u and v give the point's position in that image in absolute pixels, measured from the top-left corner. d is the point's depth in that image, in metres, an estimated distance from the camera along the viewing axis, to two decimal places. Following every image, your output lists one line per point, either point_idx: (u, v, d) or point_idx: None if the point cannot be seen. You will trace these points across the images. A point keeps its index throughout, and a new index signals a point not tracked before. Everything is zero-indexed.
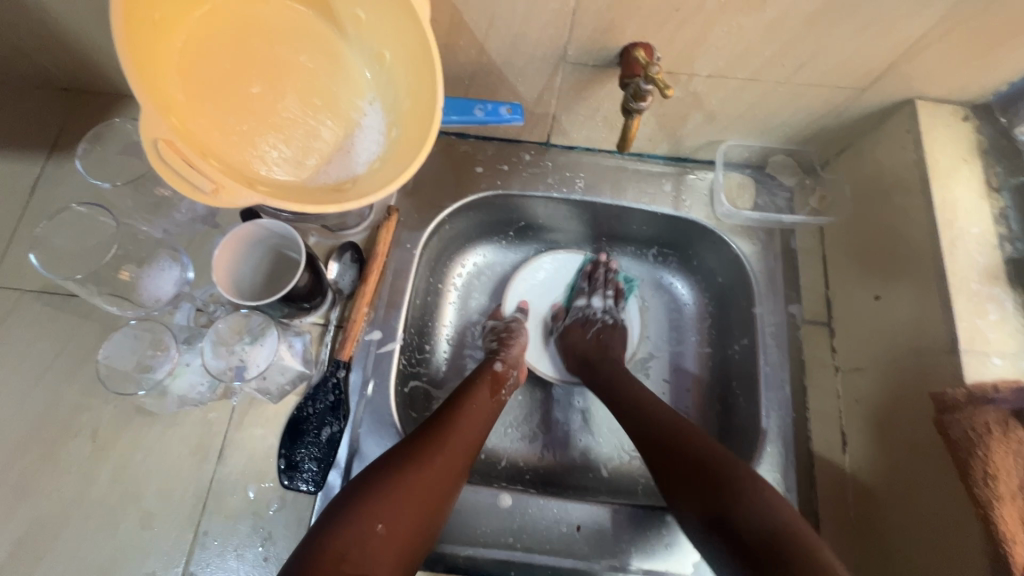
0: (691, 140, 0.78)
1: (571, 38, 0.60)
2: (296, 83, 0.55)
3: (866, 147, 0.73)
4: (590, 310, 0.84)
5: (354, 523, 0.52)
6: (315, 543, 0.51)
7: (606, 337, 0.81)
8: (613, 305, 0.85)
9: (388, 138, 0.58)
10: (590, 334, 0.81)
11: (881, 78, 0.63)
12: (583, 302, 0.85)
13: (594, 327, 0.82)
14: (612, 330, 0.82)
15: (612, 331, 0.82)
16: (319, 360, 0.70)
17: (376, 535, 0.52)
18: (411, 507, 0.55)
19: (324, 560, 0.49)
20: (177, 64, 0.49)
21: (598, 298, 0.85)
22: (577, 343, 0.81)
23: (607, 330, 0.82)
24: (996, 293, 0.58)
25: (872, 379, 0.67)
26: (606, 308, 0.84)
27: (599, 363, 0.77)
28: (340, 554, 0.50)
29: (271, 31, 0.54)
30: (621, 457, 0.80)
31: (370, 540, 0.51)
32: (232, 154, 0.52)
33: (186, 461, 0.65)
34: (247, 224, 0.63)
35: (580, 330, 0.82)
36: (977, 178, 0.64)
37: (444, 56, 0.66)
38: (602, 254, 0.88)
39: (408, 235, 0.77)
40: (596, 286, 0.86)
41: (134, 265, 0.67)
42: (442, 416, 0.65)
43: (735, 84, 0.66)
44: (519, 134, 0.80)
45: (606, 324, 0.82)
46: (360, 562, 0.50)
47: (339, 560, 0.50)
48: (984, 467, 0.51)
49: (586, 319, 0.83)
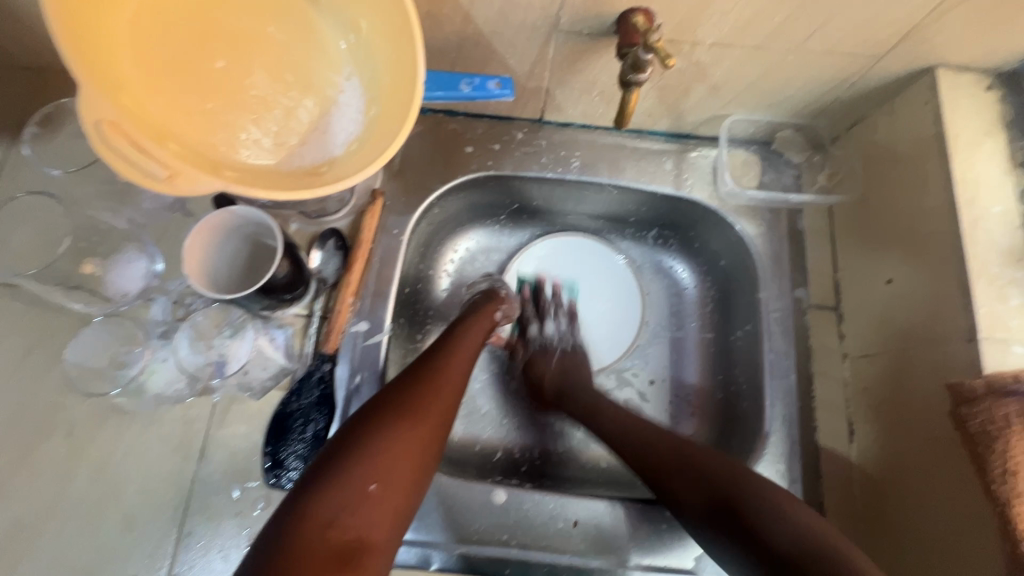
0: (693, 115, 0.73)
1: (563, 4, 0.55)
2: (265, 57, 0.51)
3: (880, 121, 0.69)
4: (546, 337, 0.80)
5: (344, 486, 0.46)
6: (295, 509, 0.45)
7: (572, 362, 0.77)
8: (570, 328, 0.81)
9: (368, 116, 0.53)
10: (553, 362, 0.77)
11: (899, 45, 0.58)
12: (538, 330, 0.80)
13: (554, 354, 0.78)
14: (573, 355, 0.78)
15: (574, 356, 0.78)
16: (302, 354, 0.67)
17: (367, 496, 0.47)
18: (404, 461, 0.50)
19: (308, 527, 0.44)
20: (129, 38, 0.45)
21: (552, 323, 0.81)
22: (543, 376, 0.76)
23: (568, 356, 0.78)
24: (1020, 276, 0.54)
25: (883, 367, 0.64)
26: (560, 333, 0.80)
27: (576, 394, 0.73)
28: (327, 519, 0.45)
29: (235, 0, 0.49)
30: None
31: (361, 502, 0.47)
32: (196, 135, 0.48)
33: (166, 461, 0.62)
34: (218, 212, 0.60)
35: (543, 360, 0.77)
36: (1002, 152, 0.59)
37: (427, 26, 0.61)
38: (541, 274, 0.85)
39: (394, 220, 0.73)
40: (546, 311, 0.82)
41: (99, 258, 0.64)
42: (428, 362, 0.59)
43: (741, 53, 0.61)
44: (511, 111, 0.76)
45: (565, 352, 0.78)
46: (351, 527, 0.45)
47: (327, 525, 0.45)
48: (1003, 463, 0.48)
49: (546, 346, 0.79)
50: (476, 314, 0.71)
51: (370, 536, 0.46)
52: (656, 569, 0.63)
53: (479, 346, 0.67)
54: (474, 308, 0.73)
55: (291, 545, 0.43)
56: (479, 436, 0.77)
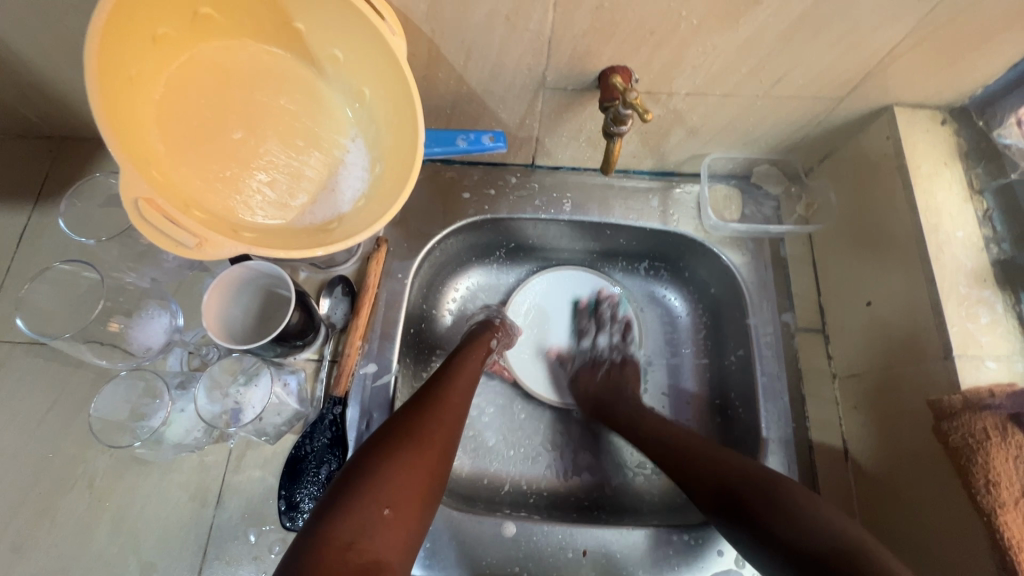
0: (675, 155, 0.79)
1: (548, 64, 0.61)
2: (276, 125, 0.55)
3: (848, 153, 0.74)
4: (599, 349, 0.85)
5: (358, 510, 0.48)
6: (315, 534, 0.47)
7: (617, 375, 0.82)
8: (621, 341, 0.86)
9: (372, 173, 0.58)
10: (600, 374, 0.82)
11: (856, 88, 0.64)
12: (591, 341, 0.86)
13: (602, 367, 0.83)
14: (622, 366, 0.83)
15: (623, 367, 0.83)
16: (314, 399, 0.70)
17: (382, 518, 0.49)
18: (414, 486, 0.52)
19: (329, 549, 0.45)
20: (158, 117, 0.49)
21: (604, 334, 0.86)
22: (586, 386, 0.81)
23: (618, 369, 0.83)
24: (986, 295, 0.59)
25: (870, 386, 0.67)
26: (611, 345, 0.86)
27: (616, 404, 0.77)
28: (346, 541, 0.46)
29: (249, 77, 0.54)
30: (625, 469, 0.81)
31: (377, 524, 0.48)
32: (218, 200, 0.52)
33: (184, 508, 0.64)
34: (235, 267, 0.64)
35: (589, 373, 0.82)
36: (960, 181, 0.64)
37: (424, 88, 0.66)
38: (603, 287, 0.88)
39: (398, 265, 0.77)
40: (603, 325, 0.87)
41: (124, 316, 0.66)
42: (427, 392, 0.62)
43: (714, 100, 0.66)
44: (504, 158, 0.81)
45: (615, 363, 0.84)
46: (369, 548, 0.47)
47: (346, 547, 0.46)
48: (984, 474, 0.50)
49: (595, 359, 0.84)
50: (473, 343, 0.74)
51: (386, 558, 0.48)
52: None
53: (477, 374, 0.70)
54: (471, 336, 0.76)
55: (315, 567, 0.44)
56: (487, 470, 0.79)
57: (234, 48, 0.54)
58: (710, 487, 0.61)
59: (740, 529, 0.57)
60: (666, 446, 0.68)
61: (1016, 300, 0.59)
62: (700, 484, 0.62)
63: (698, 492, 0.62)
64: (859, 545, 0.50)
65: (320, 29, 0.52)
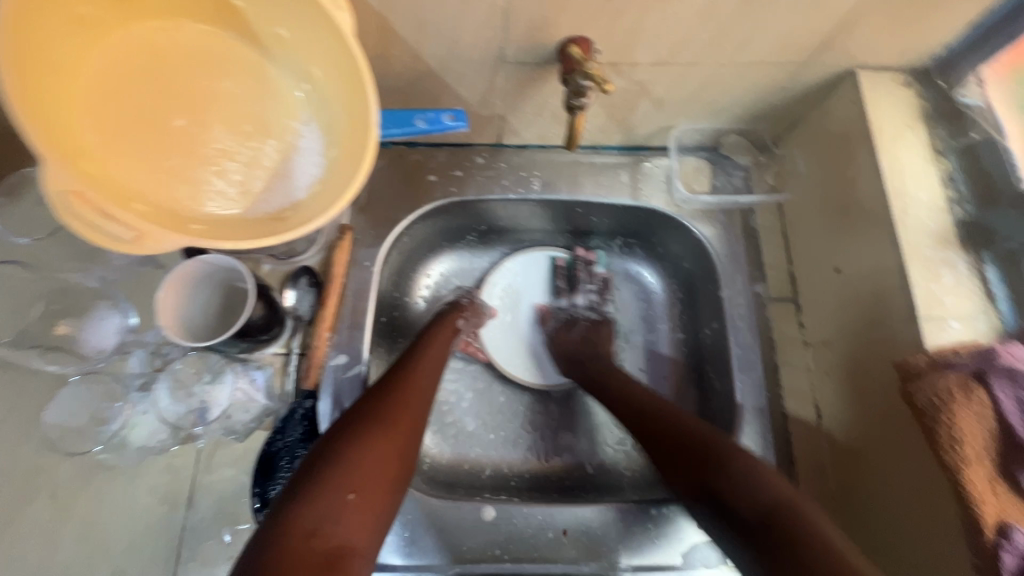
0: (642, 128, 0.77)
1: (505, 37, 0.59)
2: (221, 110, 0.52)
3: (814, 120, 0.73)
4: (577, 309, 0.85)
5: (322, 497, 0.47)
6: (277, 524, 0.45)
7: (593, 334, 0.82)
8: (598, 302, 0.87)
9: (327, 157, 0.54)
10: (578, 330, 0.82)
11: (820, 52, 0.63)
12: (568, 301, 0.86)
13: (579, 326, 0.82)
14: (598, 325, 0.83)
15: (598, 327, 0.83)
16: (284, 394, 0.68)
17: (347, 504, 0.47)
18: (380, 470, 0.51)
19: (292, 538, 0.44)
20: (89, 105, 0.46)
21: (581, 295, 0.86)
22: (563, 344, 0.80)
23: (594, 328, 0.83)
24: (948, 256, 0.59)
25: (840, 352, 0.68)
26: (590, 304, 0.86)
27: (591, 360, 0.78)
28: (310, 529, 0.45)
29: (187, 60, 0.51)
30: (604, 437, 0.81)
31: (342, 509, 0.47)
32: (161, 192, 0.49)
33: (154, 511, 0.63)
34: (188, 262, 0.61)
35: (565, 331, 0.82)
36: (923, 143, 0.64)
37: (379, 67, 0.64)
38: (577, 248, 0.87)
39: (365, 253, 0.75)
40: (579, 286, 0.87)
41: (71, 318, 0.64)
42: (391, 377, 0.61)
43: (677, 70, 0.65)
44: (469, 138, 0.79)
45: (589, 324, 0.83)
46: (335, 534, 0.45)
47: (310, 534, 0.44)
48: (948, 432, 0.51)
49: (570, 318, 0.84)
50: (438, 324, 0.73)
51: (353, 542, 0.46)
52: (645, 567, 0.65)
53: (444, 356, 0.69)
54: (437, 317, 0.74)
55: (277, 556, 0.42)
56: (467, 455, 0.79)
57: (169, 29, 0.50)
58: (684, 476, 0.59)
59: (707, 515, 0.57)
60: (665, 438, 0.63)
61: (978, 260, 0.60)
62: (677, 467, 0.60)
63: (671, 478, 0.61)
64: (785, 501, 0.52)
65: (259, 3, 0.49)
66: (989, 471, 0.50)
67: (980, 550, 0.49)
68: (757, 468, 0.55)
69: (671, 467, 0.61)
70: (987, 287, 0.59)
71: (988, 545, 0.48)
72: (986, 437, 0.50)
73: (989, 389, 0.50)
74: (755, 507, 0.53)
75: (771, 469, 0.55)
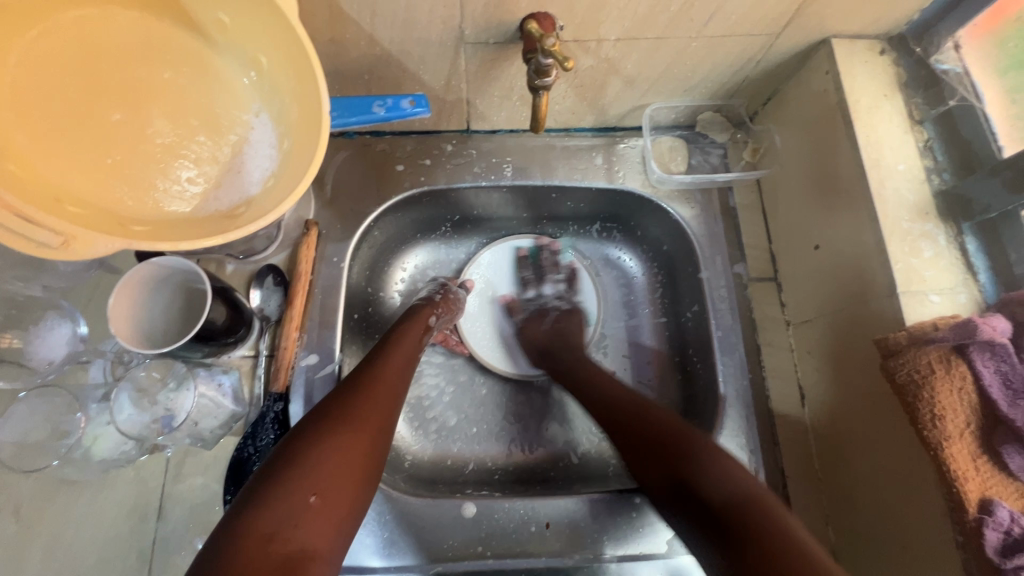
0: (615, 108, 0.75)
1: (463, 17, 0.56)
2: (164, 103, 0.49)
3: (790, 94, 0.71)
4: (544, 300, 0.83)
5: (282, 500, 0.45)
6: (233, 530, 0.43)
7: (563, 323, 0.80)
8: (567, 292, 0.84)
9: (281, 150, 0.51)
10: (547, 322, 0.80)
11: (793, 22, 0.60)
12: (535, 292, 0.84)
13: (551, 315, 0.81)
14: (569, 315, 0.81)
15: (569, 317, 0.81)
16: (252, 397, 0.67)
17: (308, 507, 0.46)
18: (345, 470, 0.49)
19: (249, 542, 0.42)
20: (11, 103, 0.43)
21: (549, 285, 0.84)
22: (534, 336, 0.79)
23: (565, 317, 0.81)
24: (928, 228, 0.58)
25: (821, 330, 0.66)
26: (558, 295, 0.84)
27: (561, 352, 0.76)
28: (269, 533, 0.43)
29: (121, 51, 0.47)
30: (546, 437, 0.79)
31: (302, 513, 0.45)
32: (99, 194, 0.46)
33: (123, 525, 0.61)
34: (142, 265, 0.58)
35: (535, 322, 0.80)
36: (900, 113, 0.62)
37: (333, 52, 0.61)
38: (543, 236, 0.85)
39: (333, 248, 0.72)
40: (545, 276, 0.84)
41: (18, 329, 0.60)
42: (360, 373, 0.59)
43: (646, 45, 0.62)
44: (436, 124, 0.76)
45: (561, 312, 0.82)
46: (294, 538, 0.44)
47: (269, 539, 0.43)
48: (930, 408, 0.49)
49: (541, 309, 0.82)
50: (410, 319, 0.70)
51: (314, 546, 0.45)
52: (630, 556, 0.64)
53: (416, 351, 0.67)
54: (408, 313, 0.72)
55: (231, 564, 0.41)
56: (450, 451, 0.77)
57: (98, 19, 0.46)
58: (659, 471, 0.57)
59: (675, 508, 0.55)
60: (641, 432, 0.60)
61: (958, 232, 0.58)
62: (650, 461, 0.58)
63: (646, 474, 0.59)
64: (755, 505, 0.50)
65: None
66: (971, 447, 0.49)
67: (962, 527, 0.48)
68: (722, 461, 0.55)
69: (644, 461, 0.59)
70: (967, 259, 0.57)
71: (970, 521, 0.47)
72: (966, 412, 0.50)
73: (970, 362, 0.49)
74: (722, 504, 0.51)
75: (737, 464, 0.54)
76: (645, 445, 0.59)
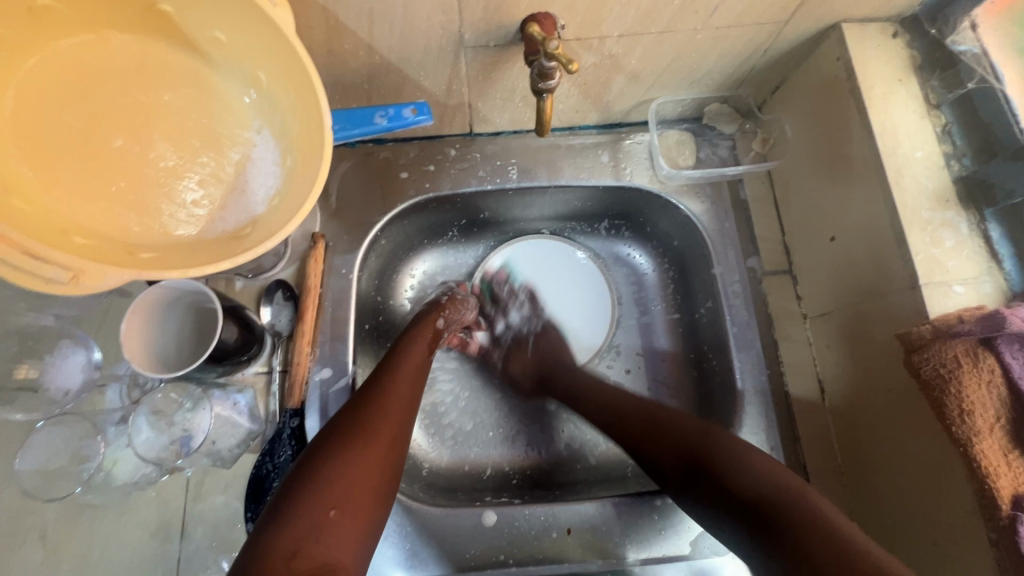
0: (620, 104, 0.74)
1: (462, 20, 0.54)
2: (164, 125, 0.48)
3: (799, 82, 0.69)
4: (516, 327, 0.83)
5: (301, 516, 0.45)
6: (255, 550, 0.43)
7: (545, 344, 0.80)
8: (534, 312, 0.84)
9: (285, 167, 0.50)
10: (528, 350, 0.80)
11: (799, 10, 0.59)
12: (503, 323, 0.84)
13: (529, 342, 0.81)
14: (546, 334, 0.81)
15: (546, 335, 0.81)
16: (268, 414, 0.66)
17: (328, 521, 0.46)
18: (363, 482, 0.49)
19: (271, 561, 0.42)
20: (14, 135, 0.43)
21: (514, 311, 0.84)
22: (522, 368, 0.80)
23: (543, 339, 0.81)
24: (949, 217, 0.56)
25: (839, 323, 0.65)
26: (523, 321, 0.84)
27: (556, 379, 0.76)
28: (290, 550, 0.43)
29: (121, 75, 0.47)
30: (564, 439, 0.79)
31: (323, 527, 0.45)
32: (104, 221, 0.45)
33: (145, 548, 0.61)
34: (149, 289, 0.58)
35: (518, 353, 0.81)
36: (916, 97, 0.60)
37: (333, 63, 0.60)
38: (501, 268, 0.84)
39: (341, 260, 0.71)
40: (507, 304, 0.84)
41: (33, 359, 0.61)
42: (370, 384, 0.59)
43: (650, 39, 0.60)
44: (439, 129, 0.75)
45: (538, 334, 0.81)
46: (317, 553, 0.44)
47: (291, 556, 0.43)
48: (958, 404, 0.48)
49: (518, 339, 0.82)
50: (418, 324, 0.70)
51: (337, 559, 0.45)
52: (655, 560, 0.63)
53: (427, 356, 0.67)
54: (418, 317, 0.71)
55: None
56: (467, 456, 0.77)
57: (96, 44, 0.46)
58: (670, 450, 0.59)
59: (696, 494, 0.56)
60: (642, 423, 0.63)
61: (980, 218, 0.57)
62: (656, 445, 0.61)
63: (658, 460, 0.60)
64: (799, 497, 0.50)
65: (190, 7, 0.44)
66: (1002, 443, 0.48)
67: (995, 525, 0.47)
68: (756, 460, 0.54)
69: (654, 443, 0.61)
70: (991, 247, 0.56)
71: (1003, 518, 0.46)
72: (996, 406, 0.48)
73: (998, 355, 0.48)
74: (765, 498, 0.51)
75: (774, 462, 0.54)
76: (649, 431, 0.62)
